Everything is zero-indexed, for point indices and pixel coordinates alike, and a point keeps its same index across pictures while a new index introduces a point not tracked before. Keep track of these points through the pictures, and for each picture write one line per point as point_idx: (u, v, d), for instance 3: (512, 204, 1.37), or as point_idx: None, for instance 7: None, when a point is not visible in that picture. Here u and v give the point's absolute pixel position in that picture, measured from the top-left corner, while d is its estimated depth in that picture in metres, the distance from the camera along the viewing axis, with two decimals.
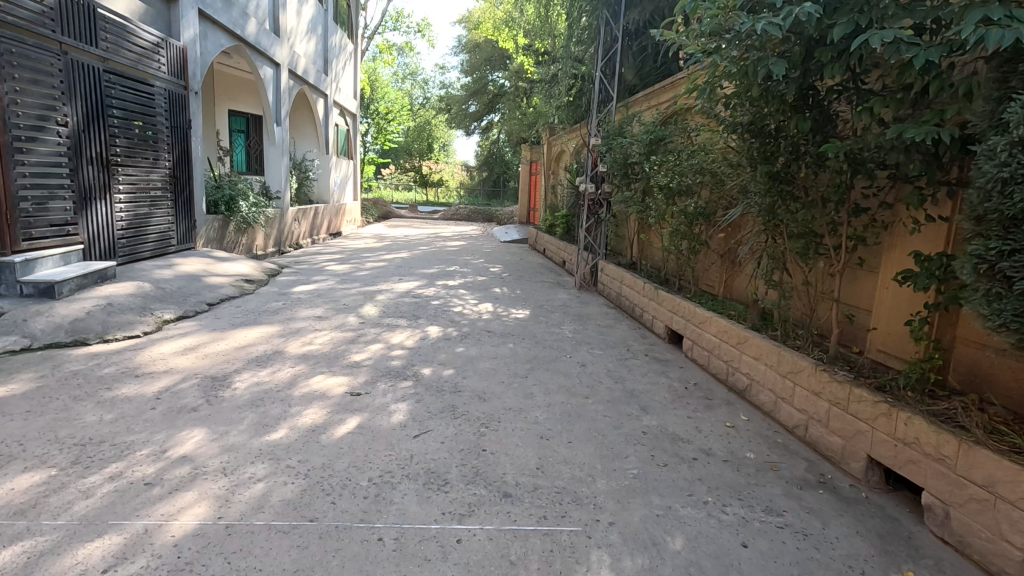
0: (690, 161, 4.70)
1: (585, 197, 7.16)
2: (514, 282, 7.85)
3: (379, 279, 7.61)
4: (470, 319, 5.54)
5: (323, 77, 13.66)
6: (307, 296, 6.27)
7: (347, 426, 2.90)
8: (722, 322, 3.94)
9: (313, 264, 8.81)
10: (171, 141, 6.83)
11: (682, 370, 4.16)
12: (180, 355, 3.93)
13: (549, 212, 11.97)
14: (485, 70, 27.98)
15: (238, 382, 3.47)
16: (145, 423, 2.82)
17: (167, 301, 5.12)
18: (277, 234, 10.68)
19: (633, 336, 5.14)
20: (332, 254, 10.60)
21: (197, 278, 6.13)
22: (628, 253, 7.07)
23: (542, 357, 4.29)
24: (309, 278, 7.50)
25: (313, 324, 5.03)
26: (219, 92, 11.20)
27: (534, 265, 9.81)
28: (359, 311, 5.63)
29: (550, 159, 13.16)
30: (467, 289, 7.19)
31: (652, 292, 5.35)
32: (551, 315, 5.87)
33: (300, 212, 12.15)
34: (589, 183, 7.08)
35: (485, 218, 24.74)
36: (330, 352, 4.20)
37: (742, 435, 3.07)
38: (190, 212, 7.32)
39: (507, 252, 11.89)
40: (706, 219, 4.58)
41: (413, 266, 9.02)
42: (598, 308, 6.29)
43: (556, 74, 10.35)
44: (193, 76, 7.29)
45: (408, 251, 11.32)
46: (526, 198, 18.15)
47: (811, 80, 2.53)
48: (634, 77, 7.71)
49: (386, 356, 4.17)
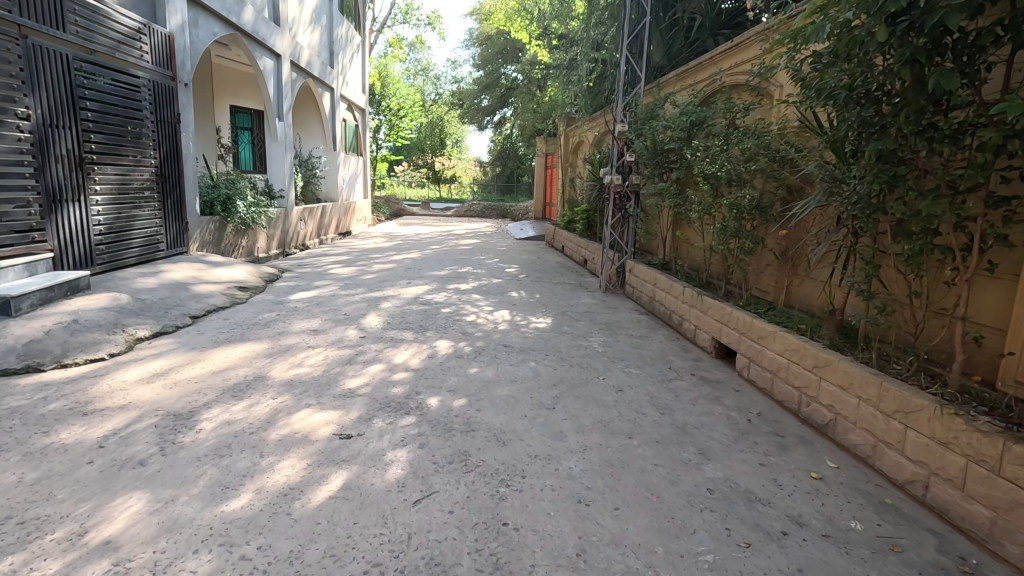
0: (739, 146, 4.00)
1: (610, 191, 6.52)
2: (533, 285, 7.18)
3: (386, 283, 7.02)
4: (485, 330, 4.88)
5: (329, 70, 13.10)
6: (304, 305, 5.66)
7: (329, 487, 2.27)
8: (790, 338, 3.22)
9: (316, 267, 8.24)
10: (157, 138, 6.28)
11: (739, 396, 3.46)
12: (145, 384, 3.34)
13: (568, 208, 11.27)
14: (498, 63, 27.33)
15: (206, 421, 2.86)
16: (73, 486, 2.21)
17: (145, 315, 4.55)
18: (280, 235, 10.16)
19: (672, 350, 4.45)
20: (338, 255, 10.04)
21: (184, 286, 5.58)
22: (660, 252, 6.36)
23: (570, 381, 3.63)
24: (311, 283, 6.92)
25: (308, 340, 4.42)
26: (217, 86, 10.66)
27: (553, 264, 9.14)
28: (360, 322, 5.00)
29: (568, 152, 12.48)
30: (481, 294, 6.54)
31: (693, 297, 4.65)
32: (576, 324, 5.20)
33: (306, 211, 11.61)
34: (615, 175, 6.41)
35: (499, 214, 24.06)
36: (321, 377, 3.56)
37: (835, 493, 2.37)
38: (181, 214, 6.78)
39: (524, 251, 11.23)
40: (761, 213, 3.88)
41: (424, 268, 8.40)
42: (627, 315, 5.60)
43: (574, 59, 9.66)
44: (181, 66, 6.73)
45: (418, 251, 10.73)
46: (542, 193, 17.48)
47: (964, 14, 1.80)
48: (662, 58, 7.00)
49: (388, 381, 3.54)
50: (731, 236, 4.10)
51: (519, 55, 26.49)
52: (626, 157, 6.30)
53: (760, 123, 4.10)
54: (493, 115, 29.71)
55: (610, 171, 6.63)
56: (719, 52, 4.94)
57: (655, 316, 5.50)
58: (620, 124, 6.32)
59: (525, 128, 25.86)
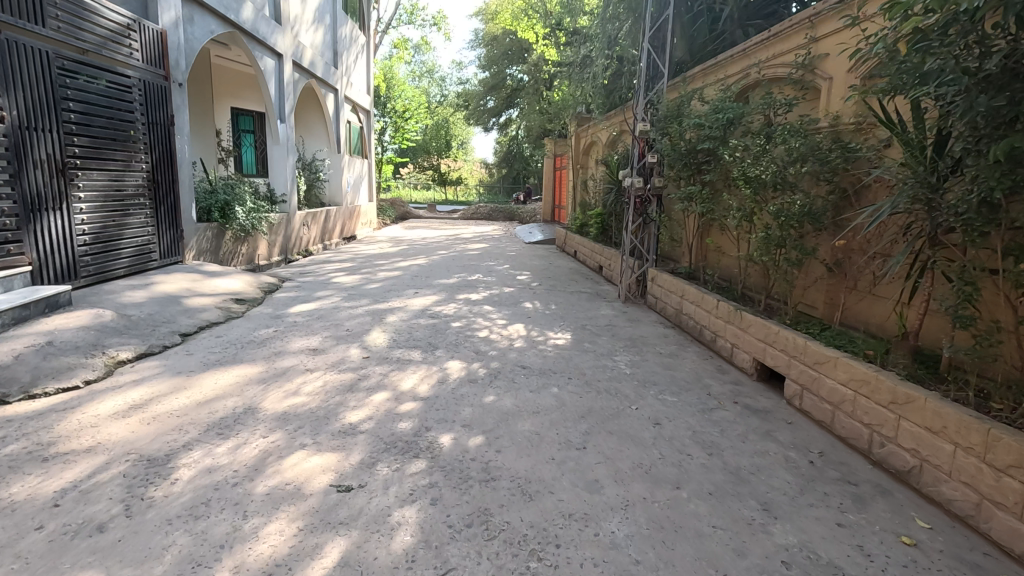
0: (784, 147, 3.59)
1: (631, 195, 6.11)
2: (547, 294, 6.77)
3: (393, 293, 6.63)
4: (500, 348, 4.47)
5: (332, 70, 12.76)
6: (304, 319, 5.27)
7: (322, 561, 1.87)
8: (856, 366, 2.80)
9: (319, 275, 7.87)
10: (149, 141, 5.92)
11: (794, 430, 3.03)
12: (119, 420, 2.95)
13: (580, 211, 10.86)
14: (504, 64, 27.00)
15: (185, 469, 2.46)
16: (13, 563, 1.82)
17: (130, 334, 4.17)
18: (282, 241, 9.80)
19: (707, 371, 4.03)
20: (342, 262, 9.68)
21: (176, 299, 5.21)
22: (685, 259, 5.94)
23: (600, 412, 3.21)
24: (312, 293, 6.54)
25: (307, 361, 4.03)
26: (218, 87, 10.32)
27: (566, 271, 8.73)
28: (364, 340, 4.61)
29: (579, 152, 12.08)
30: (493, 305, 6.13)
31: (729, 312, 4.22)
32: (598, 340, 4.79)
33: (310, 215, 11.26)
34: (635, 177, 6.01)
35: (507, 216, 23.68)
36: (320, 410, 3.17)
37: (938, 566, 1.95)
38: (176, 221, 6.42)
39: (534, 256, 10.83)
40: (813, 221, 3.46)
41: (431, 276, 8.01)
42: (652, 329, 5.18)
43: (587, 56, 9.25)
44: (176, 65, 6.38)
45: (425, 256, 10.36)
46: (551, 195, 17.08)
47: None
48: (684, 53, 6.57)
49: (393, 413, 3.14)
50: (774, 247, 3.68)
51: (526, 55, 26.15)
52: (648, 158, 5.89)
53: (806, 121, 3.68)
54: (499, 117, 29.36)
55: (629, 174, 6.22)
56: (754, 43, 4.51)
57: (683, 329, 5.07)
58: (642, 122, 5.90)
59: (532, 129, 25.52)
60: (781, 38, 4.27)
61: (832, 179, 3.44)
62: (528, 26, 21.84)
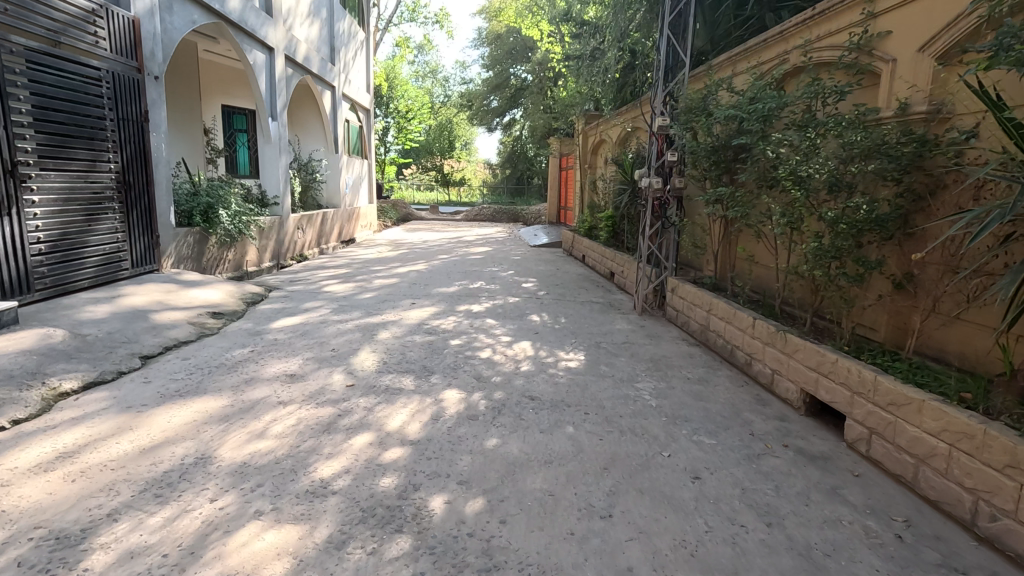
0: (840, 140, 3.03)
1: (648, 197, 5.56)
2: (555, 305, 6.21)
3: (387, 305, 6.09)
4: (504, 373, 3.91)
5: (329, 67, 12.26)
6: (286, 336, 4.73)
7: None
8: (951, 413, 2.24)
9: (309, 283, 7.33)
10: (119, 138, 5.41)
11: (866, 488, 2.46)
12: (38, 476, 2.40)
13: (588, 213, 10.31)
14: (507, 63, 26.53)
15: (100, 553, 1.91)
16: None
17: (79, 359, 3.63)
18: (274, 245, 9.29)
19: (745, 402, 3.46)
20: (336, 267, 9.15)
21: (144, 314, 4.68)
22: (708, 268, 5.38)
23: (626, 462, 2.65)
24: (299, 305, 6.01)
25: (281, 391, 3.48)
26: (207, 83, 9.80)
27: (575, 278, 8.17)
28: (350, 363, 4.06)
29: (587, 152, 11.54)
30: (497, 318, 5.58)
31: (768, 333, 3.65)
32: (615, 362, 4.22)
33: (305, 218, 10.75)
34: (653, 178, 5.45)
35: (510, 218, 23.15)
36: (287, 460, 2.62)
37: None
38: (151, 225, 5.92)
39: (540, 260, 10.28)
40: (880, 229, 2.90)
41: (430, 284, 7.46)
42: (675, 348, 4.62)
43: (597, 48, 8.70)
44: (150, 56, 5.85)
45: (424, 261, 9.82)
46: (557, 196, 16.55)
47: None
48: (705, 42, 6.03)
49: (375, 464, 2.59)
50: (828, 259, 3.10)
51: (530, 54, 25.68)
52: (667, 156, 5.34)
53: (865, 110, 3.12)
54: (503, 117, 28.86)
55: (646, 174, 5.67)
56: (793, 24, 3.96)
57: (710, 348, 4.51)
58: (660, 117, 5.34)
59: (537, 129, 25.04)
60: (828, 16, 3.70)
61: (902, 178, 2.87)
62: (532, 24, 21.39)
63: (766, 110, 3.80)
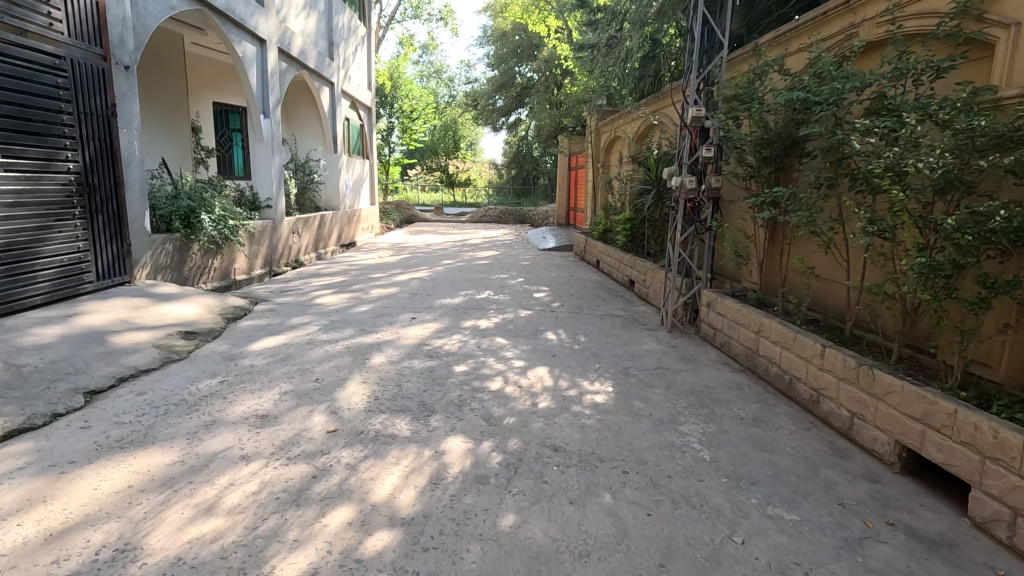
0: (958, 126, 2.34)
1: (679, 198, 4.90)
2: (571, 320, 5.54)
3: (384, 320, 5.44)
4: (518, 413, 3.24)
5: (328, 62, 11.65)
6: (264, 363, 4.07)
7: None
8: None
9: (300, 294, 6.69)
10: (80, 135, 4.79)
11: None
12: None
13: (602, 216, 9.63)
14: (512, 62, 25.95)
15: None
16: None
17: (5, 400, 2.99)
18: (266, 251, 8.67)
19: (820, 455, 2.77)
20: (332, 274, 8.51)
21: (101, 336, 4.04)
22: (748, 279, 4.71)
23: (689, 556, 1.98)
24: (285, 321, 5.37)
25: (246, 440, 2.83)
26: (195, 77, 9.20)
27: (590, 286, 7.50)
28: (334, 399, 3.41)
29: (599, 150, 10.87)
30: (507, 337, 4.90)
31: (844, 365, 2.96)
32: (651, 395, 3.54)
33: (300, 221, 10.13)
34: (686, 175, 4.79)
35: (517, 219, 22.51)
36: (236, 554, 1.96)
37: None
38: (122, 232, 5.30)
39: (550, 266, 9.61)
40: (1016, 242, 2.22)
41: (432, 294, 6.80)
42: (717, 376, 3.93)
43: (613, 37, 8.06)
44: (119, 43, 5.23)
45: (428, 267, 9.19)
46: (566, 197, 15.92)
47: None
48: (740, 25, 5.37)
49: (353, 560, 1.93)
50: (940, 279, 2.41)
51: (536, 53, 25.11)
52: (702, 153, 4.67)
53: (984, 88, 2.44)
54: (508, 116, 28.26)
55: (676, 172, 5.01)
56: None
57: (760, 376, 3.83)
58: (694, 107, 4.67)
59: (543, 128, 24.47)
60: None
61: None
62: (539, 21, 20.77)
63: (841, 90, 2.96)
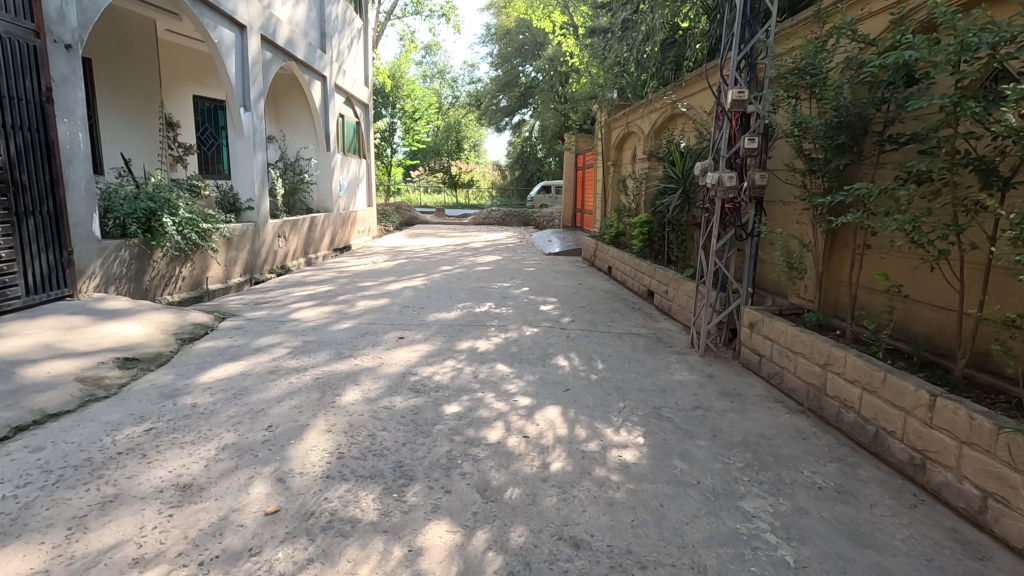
0: None
1: (716, 198, 4.12)
2: (586, 341, 4.75)
3: (367, 341, 4.66)
4: (524, 481, 2.46)
5: (319, 54, 10.94)
6: (210, 401, 3.30)
7: None
8: None
9: (277, 307, 5.93)
10: (3, 124, 4.06)
11: None
12: None
13: (613, 218, 8.86)
14: (516, 60, 25.27)
15: None
16: None
17: None
18: (246, 258, 7.92)
19: (948, 556, 1.98)
20: (318, 283, 7.76)
21: (9, 368, 3.26)
22: (803, 296, 3.92)
23: None
24: (251, 342, 4.60)
25: (149, 529, 2.05)
26: (172, 69, 8.50)
27: (602, 297, 6.72)
28: (286, 458, 2.63)
29: (610, 147, 10.11)
30: (511, 363, 4.12)
31: (969, 425, 2.18)
32: (694, 451, 2.75)
33: (286, 225, 9.38)
34: (724, 171, 4.01)
35: (520, 222, 21.77)
36: None
37: None
38: (61, 238, 4.58)
39: (557, 273, 8.84)
40: None
41: (425, 307, 6.02)
42: (772, 420, 3.14)
43: (627, 23, 7.34)
44: (58, 18, 4.49)
45: (423, 275, 8.43)
46: (572, 198, 15.17)
47: None
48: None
49: None
50: None
51: (541, 51, 24.46)
52: (743, 144, 3.88)
53: None
54: (512, 117, 27.59)
55: (711, 167, 4.22)
56: None
57: (829, 422, 3.04)
58: (735, 89, 3.88)
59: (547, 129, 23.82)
60: None
61: None
62: (543, 17, 20.03)
63: (970, 48, 2.16)
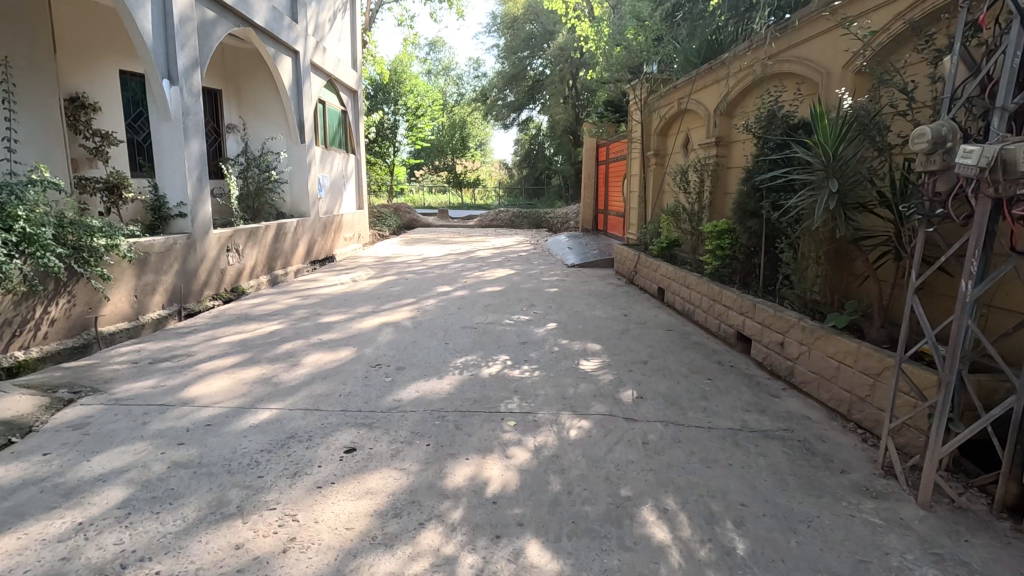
0: None
1: (975, 196, 2.00)
2: (681, 457, 2.63)
3: (285, 464, 2.56)
4: None
5: (288, 22, 8.87)
6: None
7: None
8: None
9: (175, 373, 3.84)
10: None
11: None
12: None
13: (663, 223, 6.74)
14: (523, 53, 23.24)
15: None
16: None
17: None
18: (173, 285, 5.86)
19: None
20: (269, 316, 5.70)
21: None
22: None
23: None
24: (70, 468, 2.50)
25: None
26: (68, 30, 6.47)
27: (668, 344, 4.60)
28: None
29: (650, 134, 8.03)
30: (555, 541, 2.01)
31: None
32: None
33: (238, 236, 7.29)
34: (1007, 140, 1.89)
35: (531, 224, 19.64)
36: None
37: None
38: None
39: (589, 296, 6.72)
40: None
41: (406, 370, 3.90)
42: None
43: None
44: None
45: (412, 302, 6.36)
46: (592, 197, 13.08)
47: None
48: None
49: None
50: None
51: (551, 40, 22.40)
52: None
53: None
54: (520, 112, 25.53)
55: (957, 134, 2.08)
56: None
57: None
58: None
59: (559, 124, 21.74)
60: None
61: None
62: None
63: None
